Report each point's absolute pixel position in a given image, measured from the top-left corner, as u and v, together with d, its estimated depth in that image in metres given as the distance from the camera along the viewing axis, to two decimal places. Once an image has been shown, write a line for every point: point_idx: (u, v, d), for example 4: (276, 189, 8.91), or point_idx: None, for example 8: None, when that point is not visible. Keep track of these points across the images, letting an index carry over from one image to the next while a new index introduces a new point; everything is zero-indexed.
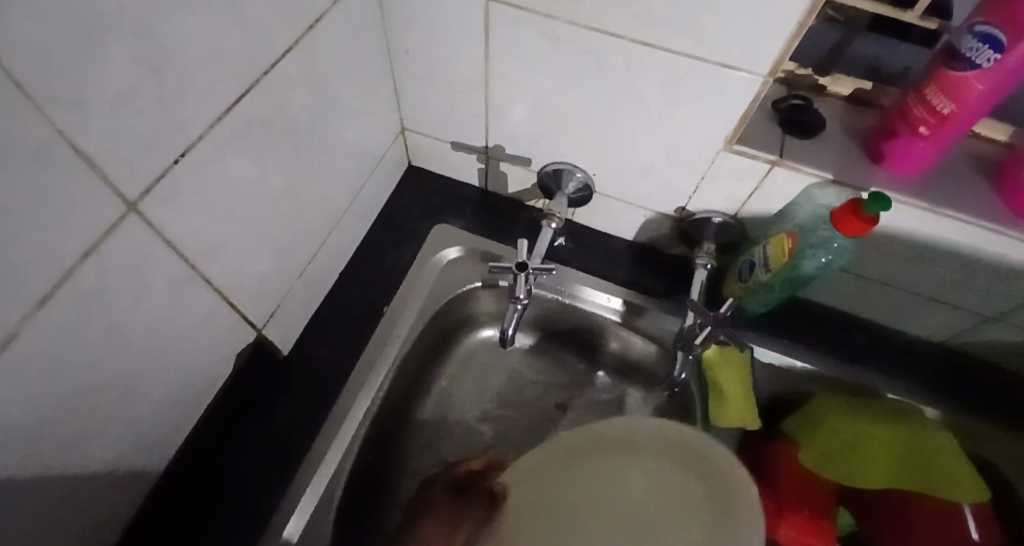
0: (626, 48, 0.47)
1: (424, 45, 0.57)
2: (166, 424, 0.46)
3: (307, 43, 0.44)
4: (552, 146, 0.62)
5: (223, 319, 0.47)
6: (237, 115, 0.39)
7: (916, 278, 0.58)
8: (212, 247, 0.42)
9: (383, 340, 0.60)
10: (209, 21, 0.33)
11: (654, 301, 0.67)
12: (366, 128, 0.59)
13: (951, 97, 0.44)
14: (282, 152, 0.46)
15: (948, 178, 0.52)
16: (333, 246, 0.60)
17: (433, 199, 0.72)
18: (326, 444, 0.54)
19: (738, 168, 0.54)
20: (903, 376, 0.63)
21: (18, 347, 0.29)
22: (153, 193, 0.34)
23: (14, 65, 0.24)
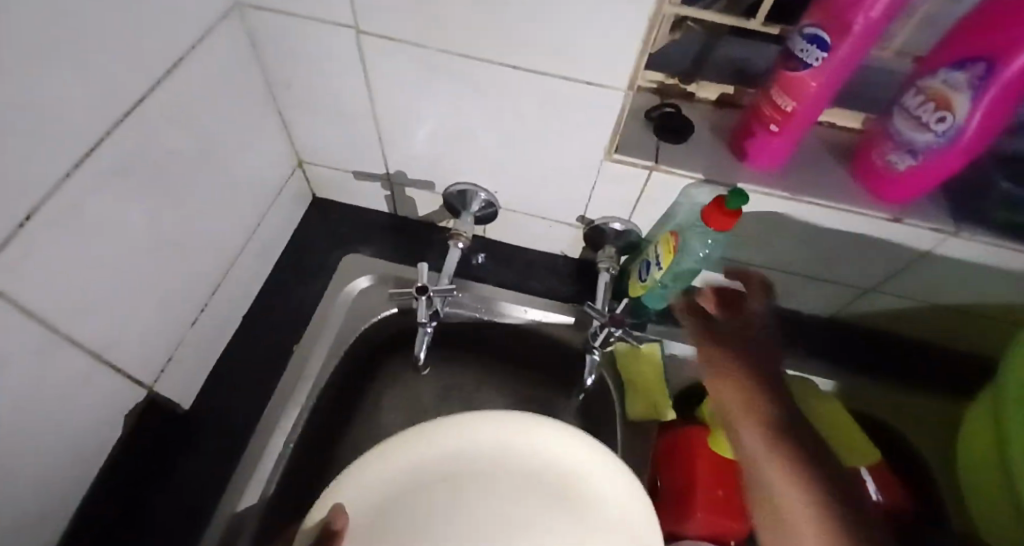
0: (498, 70, 0.49)
1: (306, 78, 0.56)
2: (51, 499, 0.43)
3: (168, 87, 0.43)
4: (449, 167, 0.63)
5: (106, 380, 0.44)
6: (95, 167, 0.38)
7: (798, 261, 0.63)
8: (81, 307, 0.40)
9: (295, 379, 0.60)
10: (52, 78, 0.32)
11: (568, 307, 0.69)
12: (255, 166, 0.59)
13: (793, 95, 0.48)
14: (155, 201, 0.45)
15: (808, 167, 0.56)
16: (230, 289, 0.59)
17: (340, 229, 0.72)
18: (238, 492, 0.53)
19: (622, 175, 0.57)
20: (799, 352, 0.68)
21: None
22: (0, 257, 0.32)
23: None
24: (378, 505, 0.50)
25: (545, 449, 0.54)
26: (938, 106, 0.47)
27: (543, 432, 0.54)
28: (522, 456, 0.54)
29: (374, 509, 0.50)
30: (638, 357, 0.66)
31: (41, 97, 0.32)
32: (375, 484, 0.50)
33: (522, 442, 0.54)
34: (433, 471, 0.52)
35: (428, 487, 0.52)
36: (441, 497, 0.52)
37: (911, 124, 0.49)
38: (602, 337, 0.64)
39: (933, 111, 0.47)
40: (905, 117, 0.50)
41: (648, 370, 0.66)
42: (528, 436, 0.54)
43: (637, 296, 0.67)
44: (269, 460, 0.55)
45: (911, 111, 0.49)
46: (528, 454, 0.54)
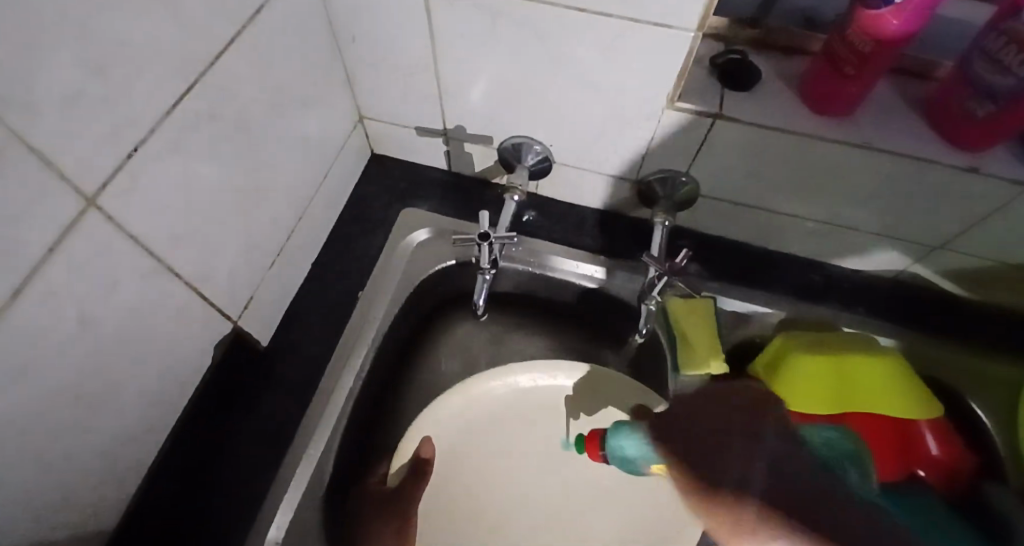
0: (562, 15, 0.49)
1: (371, 31, 0.57)
2: (151, 418, 0.48)
3: (248, 34, 0.45)
4: (507, 121, 0.64)
5: (197, 313, 0.48)
6: (188, 107, 0.40)
7: (865, 216, 0.61)
8: (178, 241, 0.43)
9: (362, 323, 0.62)
10: (147, 20, 0.35)
11: (620, 263, 0.69)
12: (322, 119, 0.61)
13: (871, 35, 0.47)
14: (239, 145, 0.48)
15: (882, 113, 0.55)
16: (301, 236, 0.62)
17: (399, 184, 0.74)
18: (315, 421, 0.56)
19: (684, 125, 0.56)
20: (860, 311, 0.67)
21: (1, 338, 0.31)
22: (112, 183, 0.36)
23: None
24: (458, 432, 0.63)
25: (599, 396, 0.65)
26: (1018, 48, 0.45)
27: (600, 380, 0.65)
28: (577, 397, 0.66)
29: (450, 439, 0.62)
30: (695, 311, 0.64)
31: (139, 37, 0.35)
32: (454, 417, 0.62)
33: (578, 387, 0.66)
34: (498, 408, 0.65)
35: (497, 417, 0.65)
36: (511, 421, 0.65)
37: (992, 68, 0.49)
38: (659, 286, 0.62)
39: (1014, 53, 0.46)
40: (985, 60, 0.49)
41: (707, 327, 0.63)
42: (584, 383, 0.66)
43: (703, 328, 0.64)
44: (341, 395, 0.58)
45: (990, 53, 0.48)
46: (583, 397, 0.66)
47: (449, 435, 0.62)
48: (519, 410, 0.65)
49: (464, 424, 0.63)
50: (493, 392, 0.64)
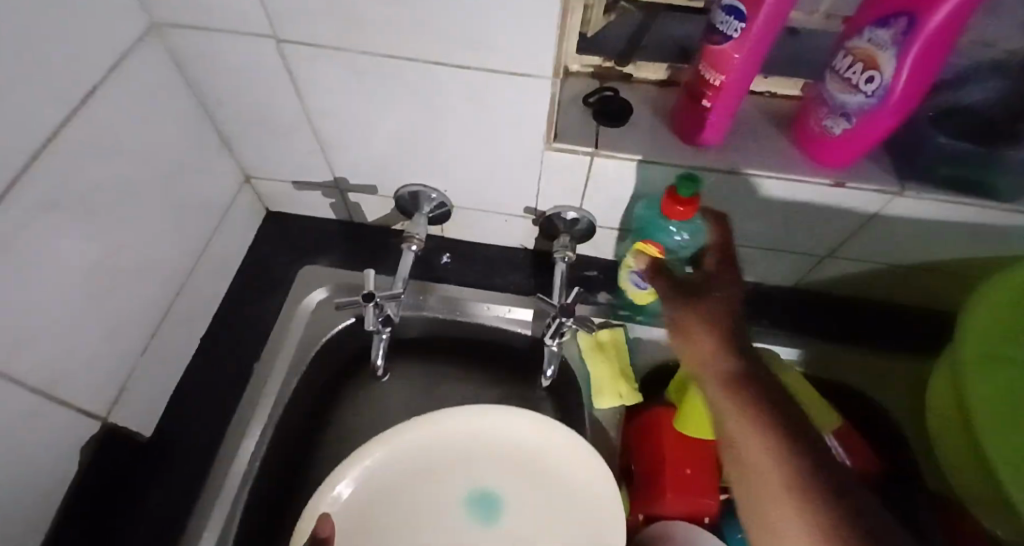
0: (423, 68, 0.48)
1: (240, 94, 0.56)
2: (10, 541, 0.43)
3: (87, 114, 0.42)
4: (396, 170, 0.63)
5: (54, 416, 0.44)
6: (18, 201, 0.37)
7: (754, 234, 0.63)
8: (20, 344, 0.40)
9: (256, 396, 0.59)
10: None
11: (528, 300, 0.68)
12: (196, 187, 0.58)
13: (720, 69, 0.48)
14: (87, 232, 0.44)
15: (751, 136, 0.57)
16: (182, 312, 0.58)
17: (295, 242, 0.71)
18: (207, 511, 0.53)
19: (565, 164, 0.57)
20: (763, 324, 0.69)
21: None
22: None
23: None
24: (360, 510, 0.58)
25: (533, 437, 0.62)
26: (866, 65, 0.47)
27: (531, 423, 0.62)
28: (508, 442, 0.63)
29: (353, 516, 0.58)
30: (602, 344, 0.65)
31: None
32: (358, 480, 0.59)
33: (513, 430, 0.63)
34: (401, 471, 0.61)
35: (404, 484, 0.61)
36: (427, 476, 0.62)
37: (843, 86, 0.50)
38: (554, 328, 0.62)
39: (862, 70, 0.48)
40: (837, 79, 0.51)
41: (615, 358, 0.64)
42: (519, 423, 0.63)
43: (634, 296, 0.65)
44: (237, 477, 0.55)
45: (842, 73, 0.50)
46: (515, 438, 0.63)
47: (352, 508, 0.58)
48: (432, 467, 0.62)
49: (365, 498, 0.59)
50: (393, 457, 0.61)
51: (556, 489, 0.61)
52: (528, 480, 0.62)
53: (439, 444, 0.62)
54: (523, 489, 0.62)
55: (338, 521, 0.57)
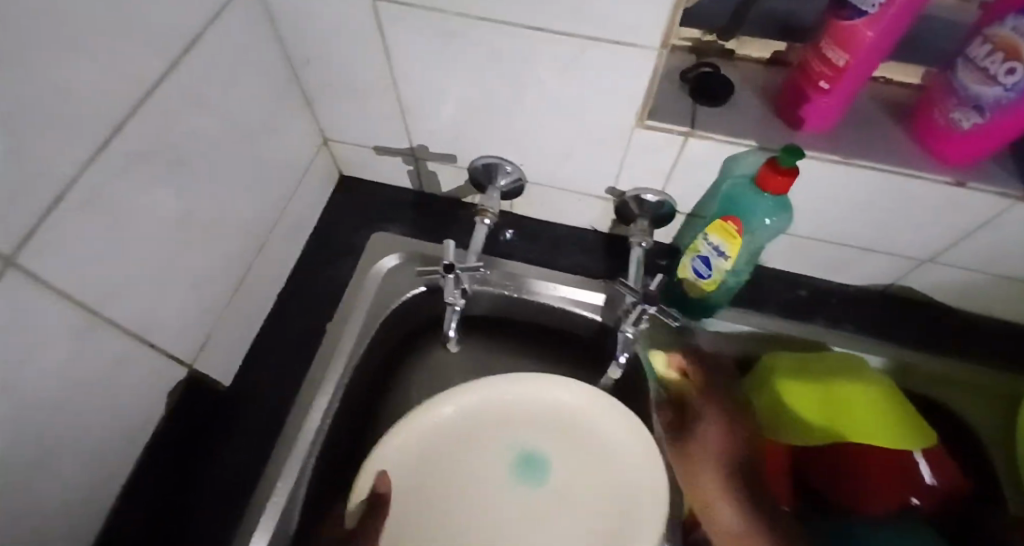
0: (518, 34, 0.46)
1: (325, 54, 0.55)
2: (104, 474, 0.45)
3: (182, 68, 0.42)
4: (474, 140, 0.61)
5: (147, 359, 0.46)
6: (115, 151, 0.38)
7: (853, 231, 0.58)
8: (117, 289, 0.41)
9: (327, 357, 0.60)
10: (62, 64, 0.33)
11: (599, 284, 0.66)
12: (279, 147, 0.58)
13: (845, 48, 0.44)
14: (178, 186, 0.45)
15: (864, 127, 0.52)
16: (261, 270, 0.59)
17: (367, 208, 0.71)
18: (278, 466, 0.54)
19: (655, 144, 0.54)
20: (849, 328, 0.64)
21: None
22: (32, 241, 0.34)
23: None
24: (414, 467, 0.57)
25: (572, 400, 0.61)
26: (1006, 56, 0.42)
27: (571, 385, 0.60)
28: (545, 405, 0.61)
29: (407, 471, 0.56)
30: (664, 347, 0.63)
31: (47, 87, 0.32)
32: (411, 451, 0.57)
33: (554, 391, 0.61)
34: (455, 429, 0.59)
35: (455, 442, 0.59)
36: (467, 447, 0.59)
37: (976, 77, 0.45)
38: (634, 314, 0.58)
39: (1001, 61, 0.43)
40: (969, 69, 0.46)
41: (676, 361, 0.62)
42: (559, 384, 0.61)
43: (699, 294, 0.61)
44: (308, 434, 0.56)
45: (975, 62, 0.45)
46: (553, 401, 0.61)
47: (406, 465, 0.57)
48: (488, 426, 0.60)
49: (420, 454, 0.58)
50: (453, 413, 0.59)
51: (598, 464, 0.58)
52: (566, 447, 0.60)
53: (475, 405, 0.60)
54: (566, 459, 0.59)
55: (395, 475, 0.56)
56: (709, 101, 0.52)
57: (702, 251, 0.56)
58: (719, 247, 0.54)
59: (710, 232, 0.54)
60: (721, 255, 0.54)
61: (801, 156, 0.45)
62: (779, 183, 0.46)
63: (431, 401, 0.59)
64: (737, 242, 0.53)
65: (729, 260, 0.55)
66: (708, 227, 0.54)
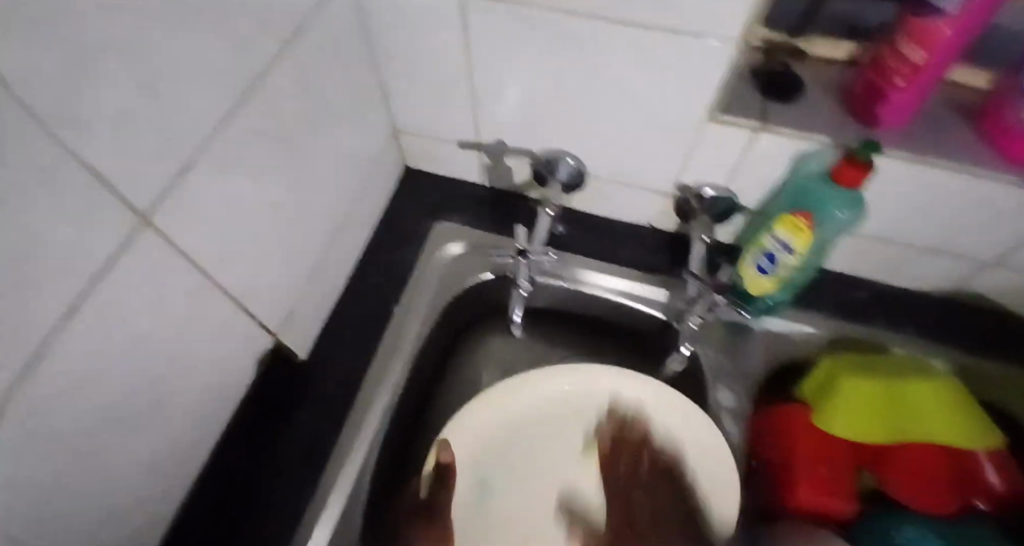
0: (598, 29, 0.49)
1: (406, 48, 0.59)
2: (197, 431, 0.48)
3: (286, 54, 0.46)
4: (539, 135, 0.63)
5: (239, 325, 0.49)
6: (230, 130, 0.41)
7: (917, 233, 0.58)
8: (223, 256, 0.45)
9: (397, 335, 0.64)
10: (199, 42, 0.36)
11: (659, 279, 0.68)
12: (358, 136, 0.62)
13: (922, 46, 0.45)
14: (275, 165, 0.48)
15: (934, 127, 0.53)
16: (335, 252, 0.63)
17: (430, 199, 0.74)
18: (350, 436, 0.57)
19: (725, 139, 0.55)
20: (909, 331, 0.64)
21: (61, 352, 0.32)
22: (163, 202, 0.37)
23: (36, 101, 0.27)
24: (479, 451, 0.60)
25: (643, 394, 0.63)
26: None
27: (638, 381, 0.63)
28: (617, 399, 0.64)
29: (472, 454, 0.60)
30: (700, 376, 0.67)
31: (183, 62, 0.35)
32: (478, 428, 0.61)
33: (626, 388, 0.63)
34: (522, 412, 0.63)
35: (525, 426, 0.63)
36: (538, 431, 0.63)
37: None
38: (701, 304, 0.62)
39: None
40: None
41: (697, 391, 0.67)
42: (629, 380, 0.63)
43: (759, 293, 0.62)
44: (379, 406, 0.60)
45: None
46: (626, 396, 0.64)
47: (473, 449, 0.60)
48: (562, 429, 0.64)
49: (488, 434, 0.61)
50: (515, 408, 0.63)
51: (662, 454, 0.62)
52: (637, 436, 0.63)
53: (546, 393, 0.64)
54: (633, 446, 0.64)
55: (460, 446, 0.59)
56: (773, 98, 0.53)
57: (767, 247, 0.57)
58: (786, 243, 0.55)
59: (777, 228, 0.55)
60: (788, 250, 0.55)
61: (875, 150, 0.47)
62: (852, 177, 0.48)
63: (489, 391, 0.62)
64: (806, 236, 0.54)
65: (795, 256, 0.56)
66: (776, 223, 0.55)
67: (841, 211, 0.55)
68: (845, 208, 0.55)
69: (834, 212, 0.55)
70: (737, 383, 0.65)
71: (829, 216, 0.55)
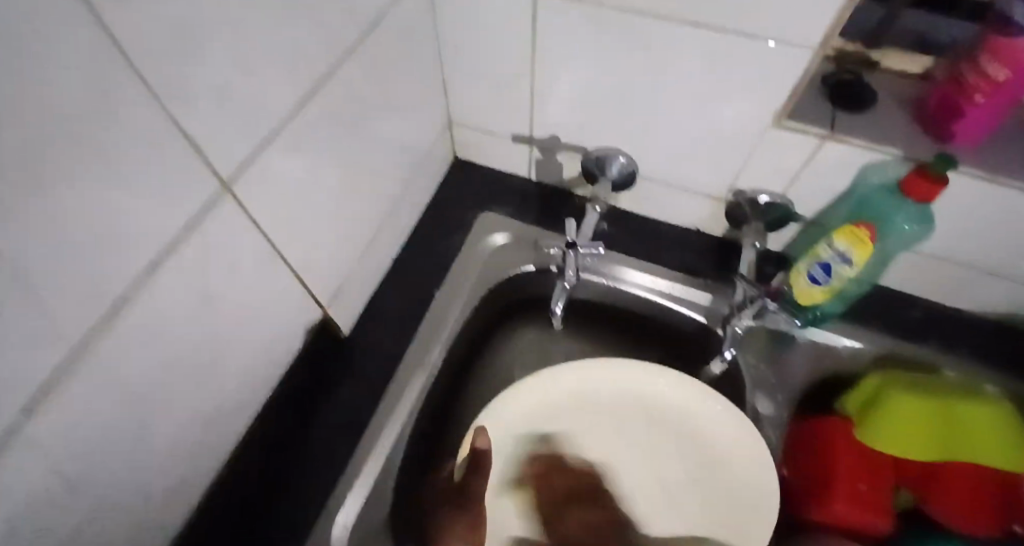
0: (669, 29, 0.48)
1: (470, 38, 0.59)
2: (246, 399, 0.50)
3: (362, 39, 0.47)
4: (593, 132, 0.63)
5: (294, 299, 0.50)
6: (305, 109, 0.42)
7: (978, 254, 0.57)
8: (287, 230, 0.46)
9: (437, 319, 0.64)
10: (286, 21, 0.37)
11: (703, 284, 0.67)
12: (415, 123, 0.62)
13: (1004, 62, 0.44)
14: (341, 146, 0.49)
15: (1009, 145, 0.51)
16: (385, 235, 0.64)
17: (477, 189, 0.75)
18: (387, 415, 0.58)
19: (788, 145, 0.54)
20: (959, 354, 0.62)
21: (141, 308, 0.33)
22: (243, 174, 0.38)
23: (140, 63, 0.28)
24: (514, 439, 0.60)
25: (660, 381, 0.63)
26: None
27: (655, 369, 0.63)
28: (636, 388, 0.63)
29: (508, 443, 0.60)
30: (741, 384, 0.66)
31: (270, 38, 0.36)
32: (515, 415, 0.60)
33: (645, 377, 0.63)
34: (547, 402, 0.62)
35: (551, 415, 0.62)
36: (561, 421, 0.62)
37: None
38: (752, 309, 0.61)
39: None
40: None
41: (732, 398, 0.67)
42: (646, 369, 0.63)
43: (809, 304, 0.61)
44: (415, 389, 0.60)
45: None
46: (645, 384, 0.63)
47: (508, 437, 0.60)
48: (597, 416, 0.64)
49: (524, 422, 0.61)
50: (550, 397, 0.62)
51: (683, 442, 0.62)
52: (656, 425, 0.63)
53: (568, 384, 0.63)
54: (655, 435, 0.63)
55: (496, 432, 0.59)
56: (845, 107, 0.52)
57: (823, 258, 0.56)
58: (845, 254, 0.54)
59: (836, 237, 0.54)
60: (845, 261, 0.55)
61: (953, 165, 0.47)
62: (924, 184, 0.47)
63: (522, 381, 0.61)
64: (867, 247, 0.53)
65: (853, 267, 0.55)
66: (835, 232, 0.54)
67: (903, 224, 0.55)
68: (906, 221, 0.55)
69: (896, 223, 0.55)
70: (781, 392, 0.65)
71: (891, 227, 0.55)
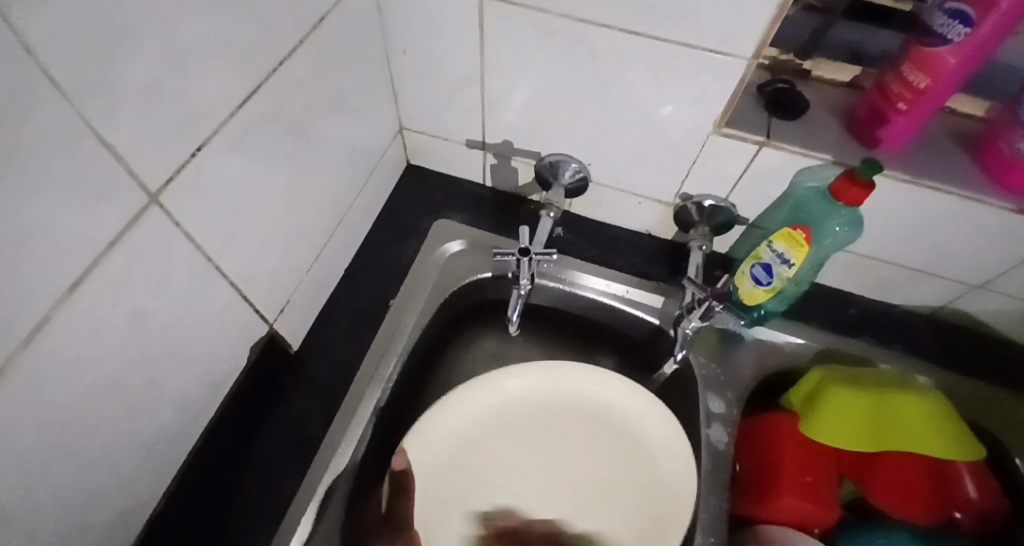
0: (615, 37, 0.49)
1: (419, 44, 0.59)
2: (185, 417, 0.47)
3: (307, 43, 0.46)
4: (545, 138, 0.64)
5: (237, 310, 0.49)
6: (245, 115, 0.41)
7: (907, 253, 0.60)
8: (226, 239, 0.44)
9: (392, 330, 0.63)
10: (223, 26, 0.36)
11: (655, 287, 0.68)
12: (365, 130, 0.62)
13: (926, 72, 0.47)
14: (286, 153, 0.48)
15: (931, 151, 0.54)
16: (335, 244, 0.62)
17: (431, 195, 0.74)
18: (342, 430, 0.57)
19: (729, 150, 0.56)
20: (894, 349, 0.66)
21: (62, 326, 0.32)
22: (174, 182, 0.37)
23: (57, 70, 0.26)
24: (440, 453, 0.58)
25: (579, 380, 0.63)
26: None
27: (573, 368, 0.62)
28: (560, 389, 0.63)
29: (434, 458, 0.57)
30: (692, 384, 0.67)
31: (206, 42, 0.35)
32: (441, 440, 0.59)
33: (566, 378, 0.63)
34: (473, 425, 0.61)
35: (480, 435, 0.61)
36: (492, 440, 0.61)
37: None
38: (700, 311, 0.62)
39: None
40: None
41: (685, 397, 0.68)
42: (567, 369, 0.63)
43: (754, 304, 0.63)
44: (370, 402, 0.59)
45: None
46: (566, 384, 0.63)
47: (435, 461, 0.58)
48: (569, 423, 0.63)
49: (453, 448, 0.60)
50: (470, 416, 0.60)
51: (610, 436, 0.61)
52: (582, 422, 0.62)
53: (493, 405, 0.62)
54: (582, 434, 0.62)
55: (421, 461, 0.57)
56: (780, 114, 0.55)
57: (764, 258, 0.59)
58: (783, 255, 0.56)
59: (775, 240, 0.57)
60: (785, 263, 0.57)
61: (879, 170, 0.49)
62: (850, 191, 0.49)
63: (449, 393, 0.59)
64: (804, 249, 0.55)
65: (792, 268, 0.57)
66: (774, 235, 0.57)
67: (840, 228, 0.57)
68: (842, 226, 0.57)
69: (830, 228, 0.57)
70: (732, 393, 0.65)
71: (826, 233, 0.58)
